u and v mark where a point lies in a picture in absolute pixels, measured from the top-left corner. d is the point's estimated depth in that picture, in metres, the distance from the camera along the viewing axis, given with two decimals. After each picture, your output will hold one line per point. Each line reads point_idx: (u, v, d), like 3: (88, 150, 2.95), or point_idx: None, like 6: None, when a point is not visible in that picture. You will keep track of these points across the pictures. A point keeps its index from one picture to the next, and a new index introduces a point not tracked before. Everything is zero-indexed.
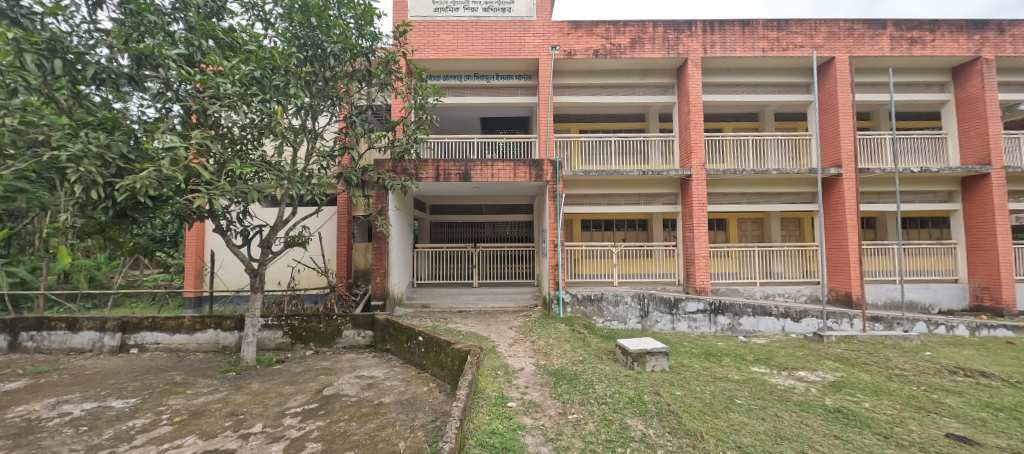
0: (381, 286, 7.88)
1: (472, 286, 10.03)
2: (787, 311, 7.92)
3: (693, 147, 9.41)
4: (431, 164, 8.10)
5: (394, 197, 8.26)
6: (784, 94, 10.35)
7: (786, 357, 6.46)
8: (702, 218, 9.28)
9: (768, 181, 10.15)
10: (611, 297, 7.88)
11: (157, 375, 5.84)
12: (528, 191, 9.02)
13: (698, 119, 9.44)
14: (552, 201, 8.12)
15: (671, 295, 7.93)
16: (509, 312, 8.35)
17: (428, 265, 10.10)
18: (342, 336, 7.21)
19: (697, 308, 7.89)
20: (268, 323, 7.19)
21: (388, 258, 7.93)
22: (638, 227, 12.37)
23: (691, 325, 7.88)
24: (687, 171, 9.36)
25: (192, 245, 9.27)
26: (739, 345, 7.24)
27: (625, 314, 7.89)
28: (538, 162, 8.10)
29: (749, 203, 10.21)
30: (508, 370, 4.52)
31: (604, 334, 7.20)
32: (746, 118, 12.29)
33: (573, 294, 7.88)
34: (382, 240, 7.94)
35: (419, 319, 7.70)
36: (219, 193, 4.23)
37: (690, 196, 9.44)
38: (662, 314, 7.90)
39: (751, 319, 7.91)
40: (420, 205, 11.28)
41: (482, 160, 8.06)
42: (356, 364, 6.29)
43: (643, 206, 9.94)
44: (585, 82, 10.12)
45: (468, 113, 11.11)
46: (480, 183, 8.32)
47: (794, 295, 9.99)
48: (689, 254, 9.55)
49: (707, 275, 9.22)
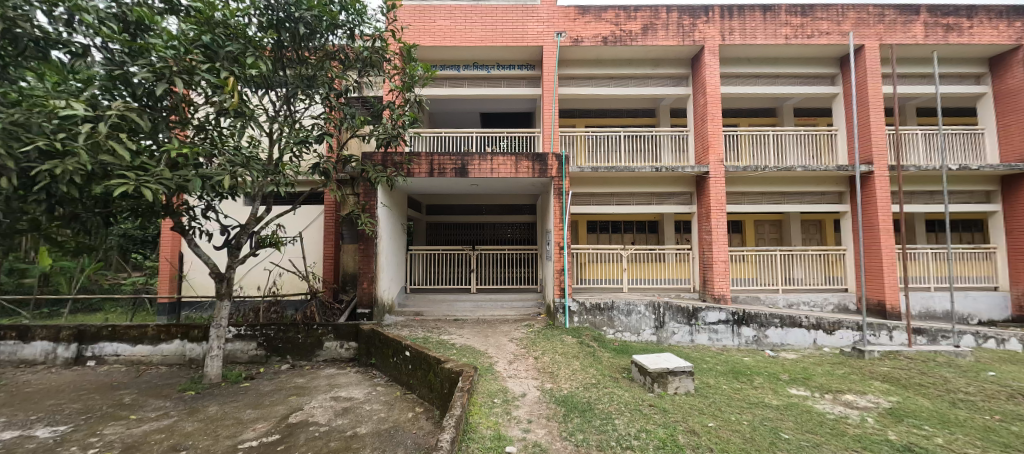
0: (369, 292, 7.15)
1: (469, 292, 9.27)
2: (819, 323, 7.14)
3: (711, 141, 8.64)
4: (425, 157, 7.36)
5: (383, 194, 7.54)
6: (807, 86, 9.61)
7: (826, 376, 5.64)
8: (721, 219, 8.49)
9: (791, 180, 9.31)
10: (622, 306, 7.08)
11: (104, 394, 5.09)
12: (531, 188, 8.24)
13: (716, 112, 8.68)
14: (557, 198, 7.33)
15: (689, 304, 7.14)
16: (509, 321, 7.59)
17: (422, 268, 9.35)
18: (323, 348, 6.49)
19: (718, 318, 7.10)
20: (241, 334, 6.47)
21: (375, 261, 7.21)
22: (648, 230, 11.61)
23: (711, 338, 7.09)
24: (704, 167, 8.59)
25: (166, 250, 8.61)
26: (768, 361, 6.44)
27: (639, 325, 7.07)
28: (542, 156, 7.33)
29: (770, 204, 9.40)
30: (507, 397, 3.74)
31: (616, 348, 6.42)
32: (762, 114, 11.56)
33: (580, 302, 7.09)
34: (369, 242, 7.21)
35: (410, 330, 6.95)
36: (153, 180, 3.25)
37: (708, 195, 8.65)
38: (680, 325, 7.09)
39: (778, 331, 7.11)
40: (415, 204, 10.54)
41: (481, 154, 7.30)
42: (334, 383, 5.50)
43: (656, 207, 9.16)
44: (593, 72, 9.41)
45: (466, 105, 10.43)
46: (479, 179, 7.57)
47: (820, 304, 9.15)
48: (706, 259, 8.75)
49: (727, 281, 8.38)
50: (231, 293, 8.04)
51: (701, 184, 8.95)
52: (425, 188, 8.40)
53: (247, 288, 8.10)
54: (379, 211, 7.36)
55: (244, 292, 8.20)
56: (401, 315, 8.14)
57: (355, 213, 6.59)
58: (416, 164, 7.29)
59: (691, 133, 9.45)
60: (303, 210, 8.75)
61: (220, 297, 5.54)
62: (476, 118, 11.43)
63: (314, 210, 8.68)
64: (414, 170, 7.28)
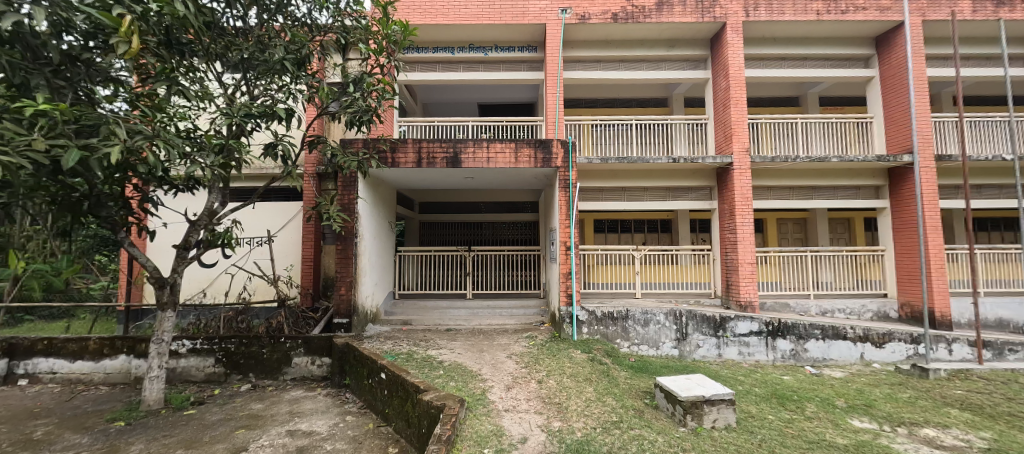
0: (347, 299, 6.23)
1: (465, 298, 8.34)
2: (866, 334, 6.18)
3: (735, 129, 7.67)
4: (412, 144, 6.45)
5: (365, 187, 6.63)
6: (838, 69, 8.68)
7: (891, 403, 4.65)
8: (747, 215, 7.51)
9: (823, 172, 8.34)
10: (638, 315, 6.13)
11: (13, 426, 4.18)
12: (533, 181, 7.29)
13: (741, 95, 7.73)
14: (563, 191, 6.38)
15: (715, 312, 6.19)
16: (508, 332, 6.67)
17: (413, 271, 8.45)
18: (292, 365, 5.60)
19: (749, 329, 6.15)
20: (197, 348, 5.60)
21: (354, 263, 6.29)
22: (660, 229, 10.67)
23: (742, 352, 6.13)
24: (728, 157, 7.62)
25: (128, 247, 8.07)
26: (813, 381, 5.47)
27: (658, 338, 6.12)
28: (545, 142, 6.42)
29: (800, 200, 8.43)
30: (501, 446, 2.79)
31: (633, 365, 5.47)
32: (784, 103, 10.63)
33: (590, 311, 6.12)
34: (347, 241, 6.29)
35: (393, 343, 6.01)
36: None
37: (731, 188, 7.68)
38: (705, 337, 6.13)
39: (819, 345, 6.16)
40: (405, 201, 9.64)
41: (476, 140, 6.40)
42: (296, 410, 4.57)
43: (673, 203, 8.22)
44: (602, 54, 8.53)
45: (462, 90, 9.54)
46: (473, 171, 6.65)
47: (857, 312, 8.14)
48: (730, 260, 7.79)
49: (755, 286, 7.39)
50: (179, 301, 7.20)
51: (723, 177, 7.99)
52: (413, 181, 7.50)
53: (202, 294, 7.26)
54: (360, 205, 6.47)
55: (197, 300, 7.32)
56: (387, 324, 7.22)
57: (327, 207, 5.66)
58: (400, 152, 6.39)
59: (711, 121, 8.50)
60: (266, 204, 7.86)
61: (162, 307, 4.63)
62: (472, 108, 10.52)
63: (279, 205, 7.80)
64: (398, 158, 6.39)
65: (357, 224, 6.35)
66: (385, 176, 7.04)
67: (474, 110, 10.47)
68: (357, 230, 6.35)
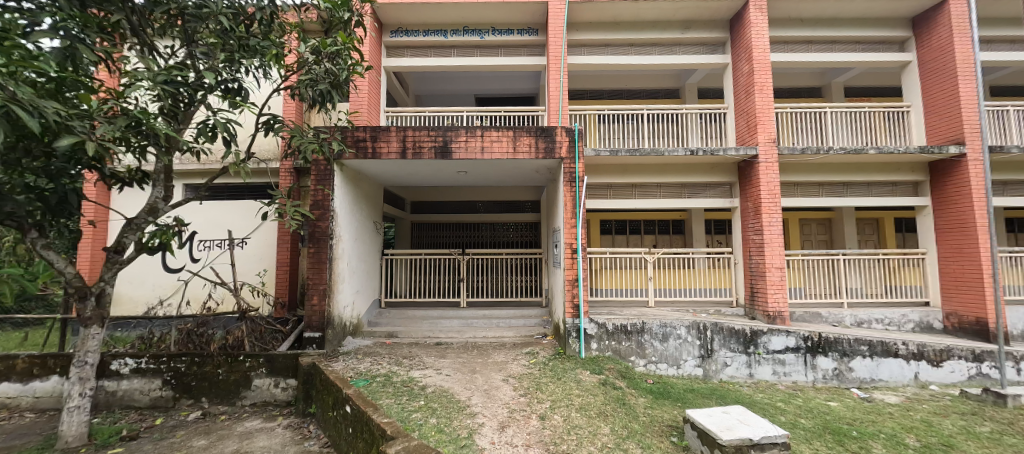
0: (319, 310, 5.42)
1: (458, 307, 7.53)
2: (921, 351, 5.33)
3: (760, 117, 6.84)
4: (396, 132, 5.63)
5: (343, 181, 5.83)
6: (870, 53, 7.88)
7: (973, 441, 3.78)
8: (775, 213, 6.66)
9: (856, 167, 7.50)
10: (656, 328, 5.30)
11: None
12: (535, 175, 6.48)
13: (765, 80, 6.90)
14: (568, 186, 5.55)
15: (745, 325, 5.35)
16: (506, 346, 5.85)
17: (402, 277, 7.64)
18: (251, 388, 4.79)
19: (785, 345, 5.31)
20: (141, 367, 4.81)
21: (328, 268, 5.48)
22: (672, 231, 9.83)
23: (777, 372, 5.28)
24: (754, 149, 6.77)
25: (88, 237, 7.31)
26: (865, 408, 4.62)
27: (678, 355, 5.27)
28: (547, 129, 5.61)
29: (831, 197, 7.58)
30: None
31: (652, 390, 4.62)
32: (806, 94, 9.82)
33: (600, 324, 5.30)
34: (320, 243, 5.49)
35: (372, 361, 5.19)
36: None
37: (756, 184, 6.85)
38: (733, 354, 5.29)
39: (866, 363, 5.32)
40: (394, 199, 8.84)
41: (468, 128, 5.59)
42: (244, 448, 3.74)
43: (690, 201, 7.40)
44: (610, 38, 7.77)
45: (456, 77, 8.75)
46: (466, 163, 5.85)
47: (897, 322, 7.27)
48: (755, 265, 6.94)
49: (784, 294, 6.53)
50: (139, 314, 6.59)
51: (745, 172, 7.17)
52: (399, 175, 6.69)
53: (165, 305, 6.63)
54: (337, 203, 5.66)
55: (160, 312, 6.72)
56: (370, 337, 6.41)
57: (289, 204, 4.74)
58: (382, 140, 5.57)
59: (730, 111, 7.68)
60: (237, 206, 7.33)
61: (85, 322, 3.83)
62: (468, 101, 9.71)
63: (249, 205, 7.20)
64: (379, 148, 5.57)
65: (332, 224, 5.54)
66: (367, 170, 6.25)
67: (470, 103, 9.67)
68: (333, 230, 5.55)
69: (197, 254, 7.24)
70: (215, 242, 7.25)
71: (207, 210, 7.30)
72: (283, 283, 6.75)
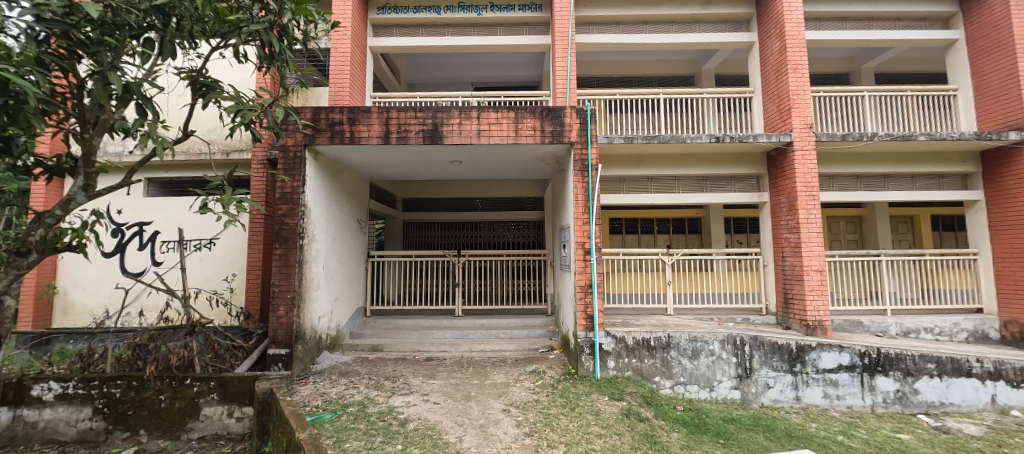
0: (286, 323, 4.56)
1: (453, 315, 6.70)
2: (998, 370, 4.48)
3: (795, 100, 6.01)
4: (377, 112, 4.80)
5: (317, 172, 5.01)
6: (911, 30, 7.07)
7: None
8: (813, 208, 5.82)
9: (899, 157, 6.68)
10: (684, 343, 4.47)
11: None
12: (540, 165, 5.65)
13: (801, 58, 6.07)
14: (580, 176, 4.71)
15: (791, 340, 4.52)
16: (506, 363, 5.03)
17: (390, 281, 6.83)
18: (200, 418, 3.96)
19: (837, 363, 4.50)
20: (69, 393, 4.00)
21: (298, 273, 4.64)
22: (688, 230, 9.01)
23: (828, 395, 4.45)
24: (788, 135, 5.95)
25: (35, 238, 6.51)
26: (945, 442, 3.78)
27: (711, 375, 4.45)
28: (555, 110, 4.79)
29: (871, 191, 6.76)
30: None
31: (685, 421, 3.77)
32: (834, 80, 9.01)
33: (618, 338, 4.46)
34: (288, 244, 4.63)
35: (347, 383, 4.36)
36: None
37: (792, 175, 6.01)
38: (776, 374, 4.46)
39: (934, 384, 4.48)
40: (383, 196, 8.04)
41: (462, 108, 4.78)
42: None
43: (712, 196, 6.59)
44: (622, 14, 6.97)
45: (450, 59, 7.97)
46: (460, 150, 5.02)
47: (949, 332, 6.43)
48: (789, 267, 6.10)
49: (826, 301, 5.68)
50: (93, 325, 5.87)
51: (776, 162, 6.34)
52: (385, 165, 5.89)
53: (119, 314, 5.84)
54: (310, 196, 4.84)
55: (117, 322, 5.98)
56: (350, 351, 5.58)
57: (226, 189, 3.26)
58: (361, 122, 4.75)
59: (757, 95, 6.86)
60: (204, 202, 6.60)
61: None
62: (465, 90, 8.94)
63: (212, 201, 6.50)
64: (357, 131, 4.74)
65: (302, 221, 4.71)
66: (347, 159, 5.44)
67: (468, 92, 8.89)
68: (305, 228, 4.73)
69: (160, 256, 6.47)
70: (179, 242, 6.49)
71: (171, 207, 6.56)
72: (253, 289, 5.92)
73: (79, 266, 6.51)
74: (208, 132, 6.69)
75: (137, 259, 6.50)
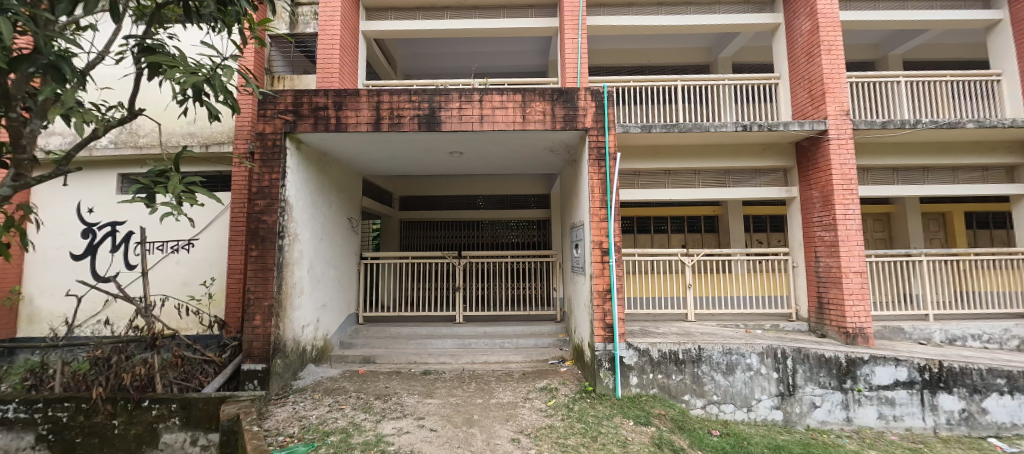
0: (262, 335, 3.98)
1: (453, 322, 6.14)
2: None
3: (829, 84, 5.45)
4: (367, 96, 4.25)
5: (300, 164, 4.47)
6: (949, 11, 6.52)
7: None
8: (851, 203, 5.24)
9: (941, 147, 6.09)
10: (717, 357, 3.90)
11: None
12: (549, 155, 5.09)
13: (835, 38, 5.51)
14: (597, 165, 4.14)
15: (841, 353, 3.94)
16: (513, 377, 4.47)
17: (385, 285, 6.28)
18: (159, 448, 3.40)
19: (893, 379, 3.92)
20: (9, 418, 3.45)
21: (277, 278, 4.08)
22: (704, 230, 8.43)
23: (883, 415, 3.88)
24: (823, 123, 5.37)
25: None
26: None
27: (749, 393, 3.88)
28: (567, 92, 4.24)
29: (909, 185, 6.18)
30: None
31: (726, 451, 3.20)
32: (858, 69, 8.47)
33: (641, 351, 3.90)
34: (264, 244, 4.07)
35: (332, 404, 3.80)
36: None
37: (827, 166, 5.43)
38: (824, 391, 3.89)
39: (1005, 403, 3.89)
40: (378, 193, 7.50)
41: (461, 89, 4.24)
42: None
43: (736, 191, 6.03)
44: None
45: (451, 44, 7.46)
46: (460, 138, 4.46)
47: (998, 339, 5.84)
48: (823, 269, 5.53)
49: (867, 306, 5.09)
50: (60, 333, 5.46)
51: (808, 153, 5.78)
52: (378, 158, 5.36)
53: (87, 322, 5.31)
54: (291, 191, 4.30)
55: (85, 332, 5.53)
56: (339, 364, 5.02)
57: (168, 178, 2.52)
58: (348, 106, 4.20)
59: (783, 81, 6.30)
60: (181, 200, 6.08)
61: None
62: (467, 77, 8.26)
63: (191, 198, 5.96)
64: (344, 117, 4.19)
65: (282, 218, 4.15)
66: (335, 151, 4.90)
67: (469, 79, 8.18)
68: (285, 226, 4.18)
69: (133, 259, 5.95)
70: (155, 243, 5.95)
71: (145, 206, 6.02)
72: (230, 295, 5.38)
73: (45, 269, 5.99)
74: (187, 124, 6.16)
75: (109, 261, 5.99)
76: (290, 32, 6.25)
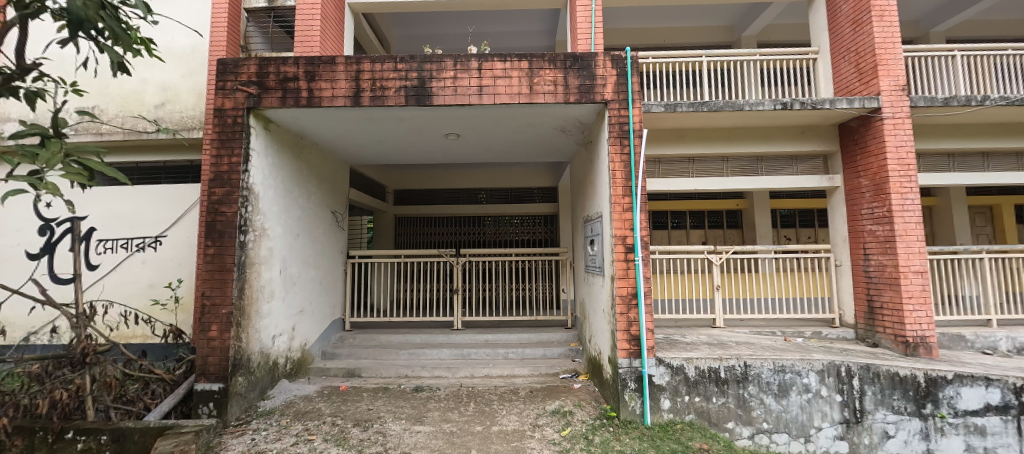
0: (218, 350, 3.31)
1: (450, 329, 5.48)
2: None
3: (882, 55, 4.72)
4: (344, 64, 3.57)
5: (268, 147, 3.82)
6: None
7: None
8: (909, 193, 4.50)
9: (1006, 128, 5.33)
10: (767, 376, 3.22)
11: None
12: (560, 136, 4.41)
13: (887, 3, 4.79)
14: (620, 146, 3.44)
15: (920, 371, 3.23)
16: (519, 397, 3.79)
17: (376, 287, 5.61)
18: None
19: (983, 403, 3.21)
20: None
21: (238, 281, 3.42)
22: (726, 226, 7.73)
23: (972, 448, 3.19)
24: (876, 100, 4.63)
25: None
26: None
27: (807, 420, 3.19)
28: (582, 57, 3.55)
29: (970, 172, 5.40)
30: None
31: None
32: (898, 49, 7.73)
33: (673, 369, 3.22)
34: (222, 241, 3.41)
35: (299, 433, 3.14)
36: None
37: (882, 150, 4.66)
38: (898, 418, 3.20)
39: None
40: (370, 186, 6.86)
41: (457, 56, 3.56)
42: None
43: (771, 180, 5.31)
44: None
45: (446, 15, 6.77)
46: (456, 115, 3.78)
47: None
48: (873, 269, 4.80)
49: (929, 311, 4.35)
50: (10, 341, 5.16)
51: (855, 136, 5.05)
52: (363, 142, 4.72)
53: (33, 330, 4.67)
54: (257, 178, 3.65)
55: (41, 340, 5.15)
56: (317, 379, 4.37)
57: (63, 147, 1.83)
58: (323, 77, 3.54)
59: (823, 56, 5.60)
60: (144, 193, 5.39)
61: None
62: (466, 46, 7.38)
63: (161, 190, 5.35)
64: (317, 90, 3.52)
65: (244, 209, 3.48)
66: (313, 133, 4.26)
67: (470, 45, 7.26)
68: (248, 220, 3.52)
69: (92, 259, 5.31)
70: (118, 241, 5.32)
71: (109, 199, 5.36)
72: (197, 300, 4.75)
73: None
74: (154, 108, 5.51)
75: (69, 262, 5.40)
76: (268, 6, 5.59)
